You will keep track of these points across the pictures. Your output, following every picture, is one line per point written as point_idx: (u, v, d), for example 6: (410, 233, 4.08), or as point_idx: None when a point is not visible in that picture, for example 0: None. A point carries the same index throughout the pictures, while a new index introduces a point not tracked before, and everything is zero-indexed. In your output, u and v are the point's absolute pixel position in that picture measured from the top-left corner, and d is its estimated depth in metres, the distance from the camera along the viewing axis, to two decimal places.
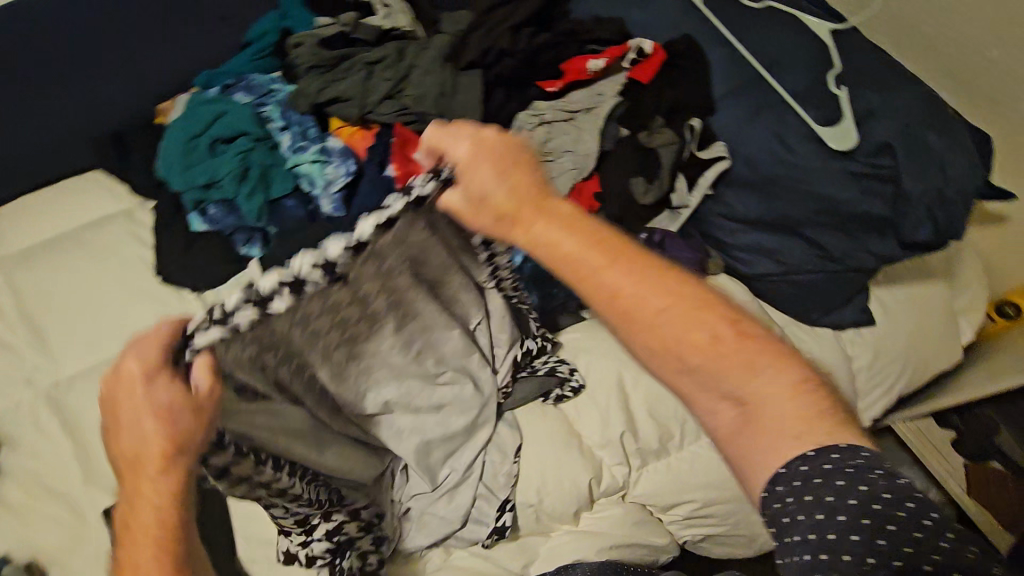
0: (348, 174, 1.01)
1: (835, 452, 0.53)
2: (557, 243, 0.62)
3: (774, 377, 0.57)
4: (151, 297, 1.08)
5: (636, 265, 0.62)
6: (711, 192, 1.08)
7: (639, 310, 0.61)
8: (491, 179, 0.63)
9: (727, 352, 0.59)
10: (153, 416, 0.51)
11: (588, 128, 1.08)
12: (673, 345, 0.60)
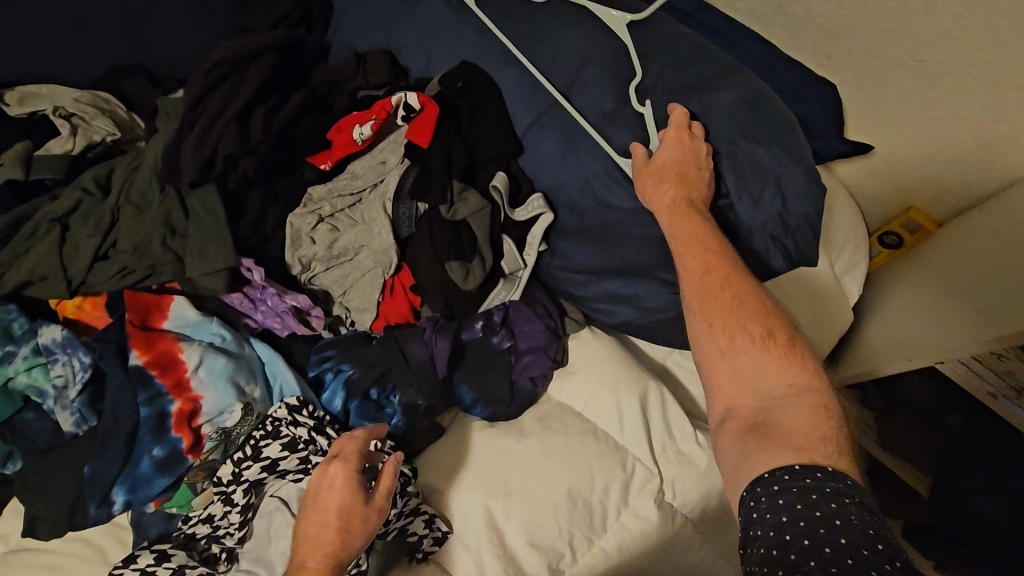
0: (84, 368, 0.78)
1: (804, 473, 0.55)
2: (673, 228, 0.73)
3: (780, 381, 0.64)
4: None
5: (707, 247, 0.72)
6: (545, 246, 0.92)
7: (720, 290, 0.70)
8: (661, 163, 0.76)
9: (781, 332, 0.67)
10: (350, 507, 0.69)
11: (375, 216, 0.88)
12: (733, 315, 0.68)
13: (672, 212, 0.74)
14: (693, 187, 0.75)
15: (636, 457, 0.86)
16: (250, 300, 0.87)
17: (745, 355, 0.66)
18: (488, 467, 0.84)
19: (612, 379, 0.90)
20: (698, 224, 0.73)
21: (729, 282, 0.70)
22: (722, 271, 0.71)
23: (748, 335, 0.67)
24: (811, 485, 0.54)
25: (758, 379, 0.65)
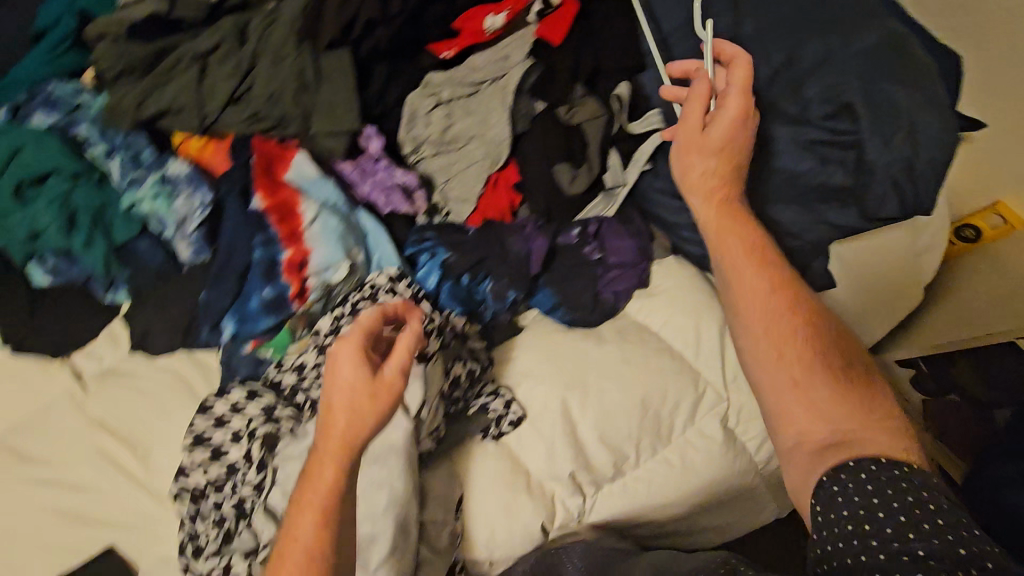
0: (204, 206, 0.82)
1: (868, 468, 0.62)
2: (719, 246, 0.78)
3: (828, 388, 0.69)
4: (10, 373, 0.93)
5: (762, 266, 0.76)
6: (648, 167, 0.94)
7: (772, 299, 0.74)
8: (705, 154, 0.77)
9: (834, 359, 0.71)
10: (371, 388, 0.70)
11: (495, 107, 0.89)
12: (789, 348, 0.71)
13: (730, 226, 0.78)
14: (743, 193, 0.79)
15: (708, 379, 0.89)
16: (361, 171, 0.89)
17: (796, 370, 0.71)
18: (565, 364, 0.88)
19: (693, 305, 0.93)
20: (754, 237, 0.77)
21: (773, 299, 0.74)
22: (785, 289, 0.74)
23: (792, 352, 0.71)
24: (897, 476, 0.61)
25: (807, 394, 0.70)
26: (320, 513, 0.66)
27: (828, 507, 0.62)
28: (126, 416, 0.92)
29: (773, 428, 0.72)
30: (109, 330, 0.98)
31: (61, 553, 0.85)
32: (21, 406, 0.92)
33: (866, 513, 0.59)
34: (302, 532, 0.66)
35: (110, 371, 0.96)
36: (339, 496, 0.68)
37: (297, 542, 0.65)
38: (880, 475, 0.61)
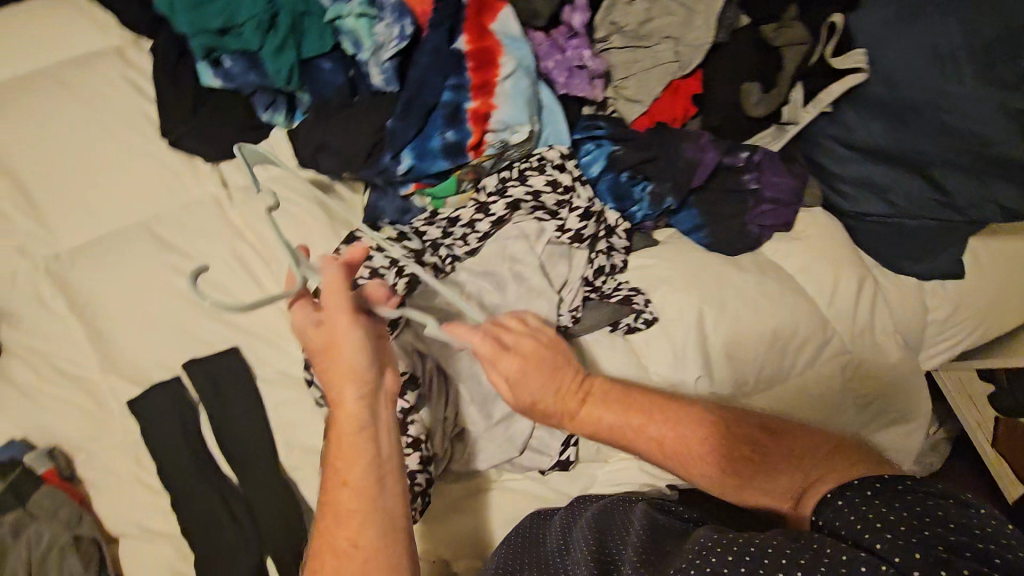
0: (401, 38, 0.82)
1: (864, 495, 0.55)
2: (619, 431, 0.75)
3: (702, 449, 0.71)
4: (163, 166, 0.95)
5: (634, 408, 0.75)
6: (828, 109, 0.92)
7: (602, 410, 0.76)
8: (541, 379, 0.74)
9: (728, 432, 0.72)
10: (321, 337, 0.63)
11: (700, 11, 0.88)
12: (689, 446, 0.72)
13: (564, 383, 0.76)
14: (519, 339, 0.74)
15: (835, 330, 0.91)
16: (551, 44, 0.89)
17: (696, 455, 0.71)
18: (704, 281, 0.89)
19: (835, 258, 0.93)
20: (596, 392, 0.77)
21: (671, 415, 0.74)
22: (640, 411, 0.75)
23: (688, 446, 0.72)
24: (857, 501, 0.55)
25: (701, 472, 0.71)
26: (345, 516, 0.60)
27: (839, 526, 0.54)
28: (264, 233, 0.94)
29: (746, 500, 0.69)
30: (256, 150, 0.98)
31: (190, 345, 0.88)
32: (168, 199, 0.94)
33: (874, 522, 0.51)
34: (328, 542, 0.59)
35: (254, 188, 0.96)
36: (364, 482, 0.61)
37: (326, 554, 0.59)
38: (859, 504, 0.54)
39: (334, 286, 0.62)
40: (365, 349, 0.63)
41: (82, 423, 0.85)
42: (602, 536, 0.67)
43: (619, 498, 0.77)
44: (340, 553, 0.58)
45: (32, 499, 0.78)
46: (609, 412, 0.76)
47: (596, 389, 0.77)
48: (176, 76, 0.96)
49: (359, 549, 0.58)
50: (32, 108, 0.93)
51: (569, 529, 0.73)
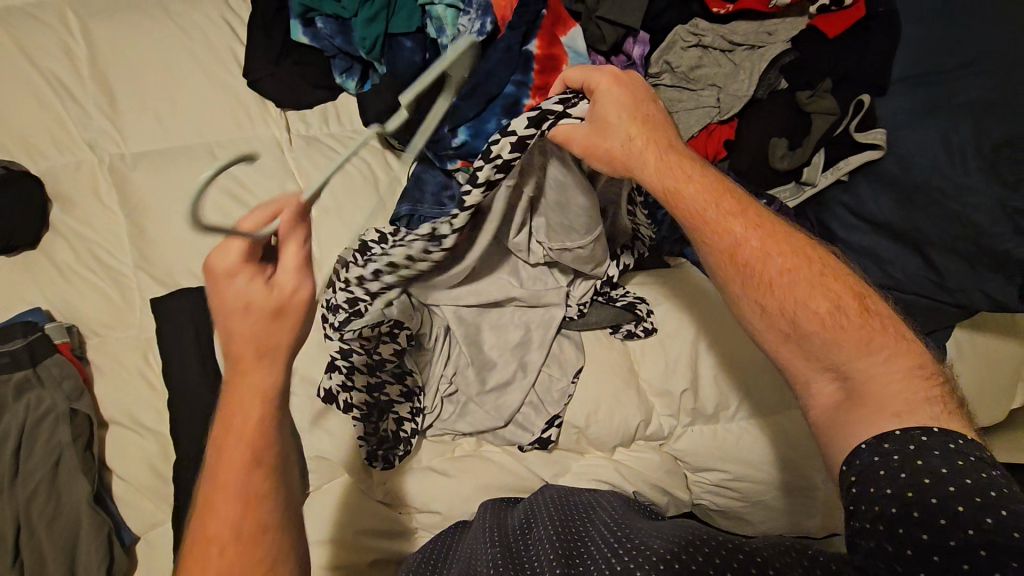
0: (480, 33, 0.92)
1: (918, 439, 0.50)
2: (679, 193, 0.67)
3: (868, 356, 0.57)
4: (236, 100, 1.03)
5: (793, 250, 0.62)
6: (845, 178, 1.00)
7: (731, 212, 0.65)
8: (613, 118, 0.70)
9: (851, 340, 0.57)
10: (256, 298, 0.51)
11: (745, 67, 0.98)
12: (757, 272, 0.62)
13: (685, 170, 0.68)
14: (659, 160, 0.68)
15: None
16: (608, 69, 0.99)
17: (840, 329, 0.58)
18: (706, 309, 0.95)
19: None
20: (708, 185, 0.67)
21: (815, 283, 0.60)
22: (830, 284, 0.60)
23: (835, 315, 0.58)
24: (882, 464, 0.50)
25: (844, 336, 0.58)
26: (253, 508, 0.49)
27: (860, 490, 0.50)
28: (313, 176, 1.00)
29: (790, 378, 0.62)
30: (323, 107, 1.06)
31: None
32: (235, 131, 1.02)
33: (879, 495, 0.49)
34: (212, 525, 0.47)
35: (314, 139, 1.04)
36: (262, 433, 0.50)
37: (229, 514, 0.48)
38: (880, 474, 0.50)
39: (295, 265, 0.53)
40: (302, 325, 0.54)
41: (104, 311, 0.89)
42: (563, 519, 0.71)
43: (585, 495, 0.79)
44: (246, 551, 0.47)
45: (42, 365, 0.81)
46: (745, 224, 0.64)
47: (712, 203, 0.66)
48: (270, 27, 1.06)
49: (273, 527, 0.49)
50: (137, 25, 1.03)
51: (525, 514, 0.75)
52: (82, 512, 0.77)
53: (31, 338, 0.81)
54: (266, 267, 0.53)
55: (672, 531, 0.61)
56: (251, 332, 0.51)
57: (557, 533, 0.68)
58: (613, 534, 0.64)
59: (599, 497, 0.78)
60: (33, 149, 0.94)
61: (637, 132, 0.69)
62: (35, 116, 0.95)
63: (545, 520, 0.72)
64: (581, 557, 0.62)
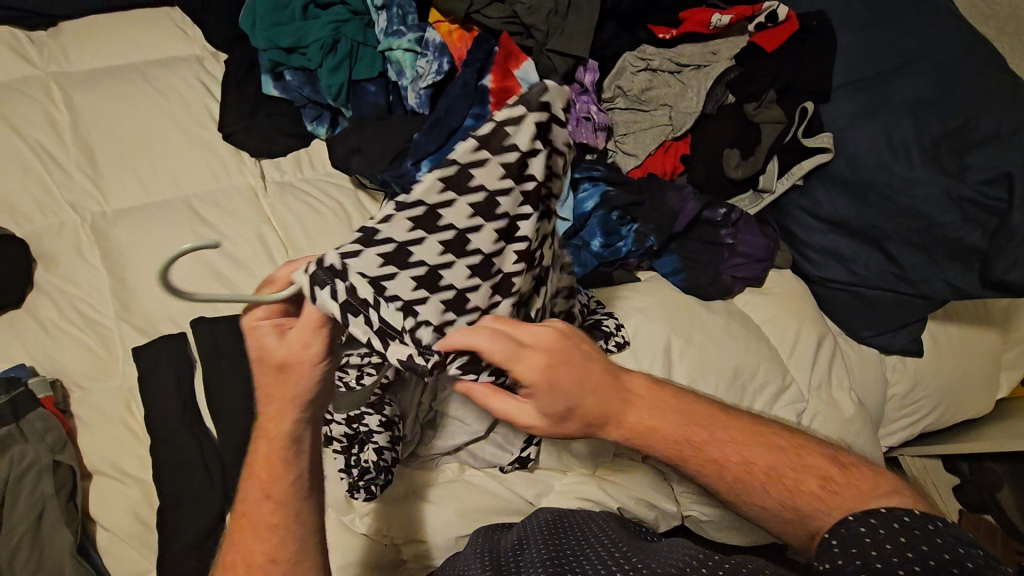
0: (439, 73, 0.99)
1: (902, 520, 0.53)
2: (661, 428, 0.62)
3: (822, 484, 0.60)
4: (213, 153, 1.08)
5: (742, 430, 0.64)
6: (800, 183, 1.03)
7: (694, 434, 0.63)
8: (547, 394, 0.55)
9: (838, 496, 0.59)
10: (280, 353, 0.54)
11: (694, 85, 1.03)
12: (749, 467, 0.62)
13: (641, 409, 0.62)
14: (622, 421, 0.61)
15: (795, 381, 0.98)
16: (564, 97, 1.03)
17: (797, 483, 0.61)
18: (679, 315, 0.97)
19: (801, 316, 1.01)
20: (654, 408, 0.62)
21: (789, 465, 0.62)
22: (789, 447, 0.63)
23: (784, 475, 0.62)
24: (866, 533, 0.53)
25: (801, 493, 0.60)
26: (262, 528, 0.56)
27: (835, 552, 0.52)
28: (289, 220, 1.04)
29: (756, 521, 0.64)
30: (295, 154, 1.11)
31: (202, 309, 0.96)
32: (212, 184, 1.06)
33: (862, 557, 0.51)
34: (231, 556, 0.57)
35: (288, 185, 1.08)
36: (268, 474, 0.57)
37: (252, 490, 0.58)
38: (864, 541, 0.52)
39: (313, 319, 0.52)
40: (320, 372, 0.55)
41: (87, 364, 0.91)
42: (558, 541, 0.70)
43: (579, 515, 0.79)
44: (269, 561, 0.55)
45: (25, 419, 0.82)
46: (700, 434, 0.63)
47: (680, 432, 0.63)
48: (242, 83, 1.12)
49: (285, 507, 0.57)
50: (115, 91, 1.09)
51: (512, 544, 0.74)
52: (65, 565, 0.77)
53: (14, 393, 0.82)
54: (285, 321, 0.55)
55: (669, 549, 0.62)
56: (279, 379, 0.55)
57: (550, 551, 0.67)
58: (605, 563, 0.62)
59: (592, 516, 0.78)
60: (19, 213, 0.98)
61: (587, 407, 0.58)
62: (20, 182, 1.00)
63: (539, 540, 0.71)
64: (571, 564, 0.64)
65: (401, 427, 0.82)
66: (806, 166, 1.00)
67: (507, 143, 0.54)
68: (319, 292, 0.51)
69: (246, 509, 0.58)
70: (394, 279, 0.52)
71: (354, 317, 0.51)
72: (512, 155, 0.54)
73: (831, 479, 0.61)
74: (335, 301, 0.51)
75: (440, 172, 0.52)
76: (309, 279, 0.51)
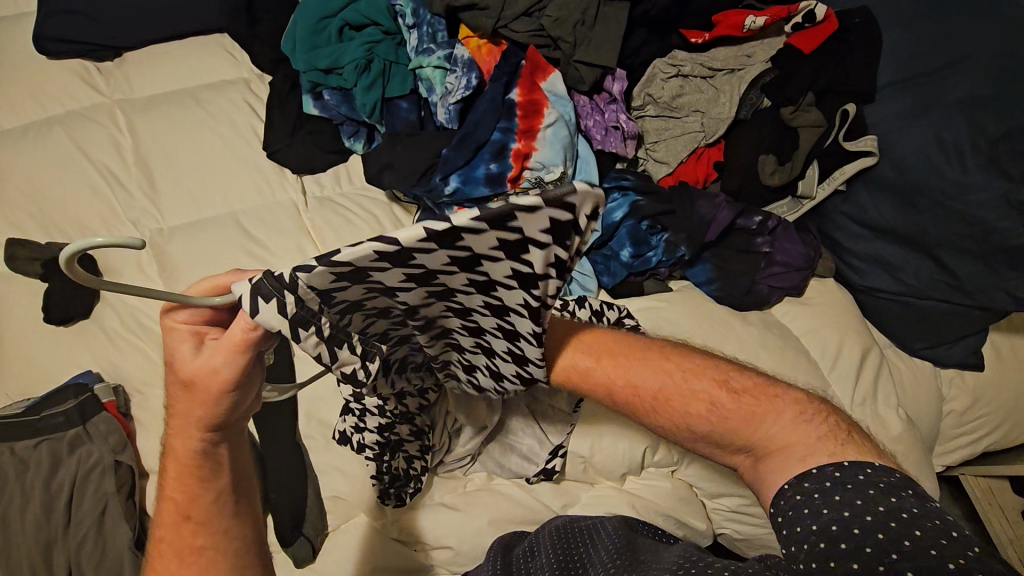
0: (467, 87, 1.01)
1: (834, 478, 0.52)
2: (583, 345, 0.66)
3: (774, 430, 0.59)
4: (258, 171, 1.14)
5: (690, 365, 0.65)
6: (843, 188, 0.99)
7: (656, 375, 0.65)
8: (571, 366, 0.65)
9: (761, 424, 0.60)
10: (190, 369, 0.54)
11: (727, 90, 1.01)
12: (668, 403, 0.63)
13: (606, 368, 0.65)
14: (600, 373, 0.65)
15: (838, 395, 0.93)
16: (593, 107, 1.03)
17: (740, 423, 0.60)
18: (712, 325, 0.95)
19: (844, 328, 0.97)
20: (620, 354, 0.66)
21: (707, 387, 0.63)
22: (728, 380, 0.64)
23: (730, 410, 0.61)
24: (808, 500, 0.52)
25: (747, 434, 0.60)
26: (181, 554, 0.57)
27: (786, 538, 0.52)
28: (327, 233, 1.08)
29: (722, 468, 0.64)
30: (335, 169, 1.16)
31: None
32: (259, 200, 1.12)
33: (801, 536, 0.50)
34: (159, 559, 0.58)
35: (328, 199, 1.13)
36: (184, 495, 0.59)
37: (168, 516, 0.60)
38: (806, 513, 0.51)
39: (223, 342, 0.52)
40: (232, 396, 0.55)
41: (144, 371, 0.98)
42: (573, 549, 0.72)
43: (589, 519, 0.79)
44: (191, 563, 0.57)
45: (91, 421, 0.90)
46: (655, 374, 0.65)
47: (632, 377, 0.65)
48: (285, 103, 1.17)
49: (207, 530, 0.58)
50: (172, 115, 1.17)
51: (534, 540, 0.77)
52: (124, 558, 0.83)
53: (82, 399, 0.90)
54: (206, 330, 0.56)
55: (673, 556, 0.64)
56: (189, 396, 0.56)
57: (561, 556, 0.71)
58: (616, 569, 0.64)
59: (602, 520, 0.78)
60: (91, 231, 1.07)
61: (574, 359, 0.65)
62: (90, 202, 1.09)
63: (553, 549, 0.73)
64: None
65: (436, 435, 0.85)
66: (848, 169, 0.97)
67: (567, 242, 0.46)
68: (261, 302, 0.47)
69: (164, 538, 0.59)
70: (351, 287, 0.48)
71: (305, 331, 0.48)
72: (553, 254, 0.47)
73: (764, 410, 0.61)
74: (283, 317, 0.47)
75: (469, 221, 0.42)
76: (254, 288, 0.47)
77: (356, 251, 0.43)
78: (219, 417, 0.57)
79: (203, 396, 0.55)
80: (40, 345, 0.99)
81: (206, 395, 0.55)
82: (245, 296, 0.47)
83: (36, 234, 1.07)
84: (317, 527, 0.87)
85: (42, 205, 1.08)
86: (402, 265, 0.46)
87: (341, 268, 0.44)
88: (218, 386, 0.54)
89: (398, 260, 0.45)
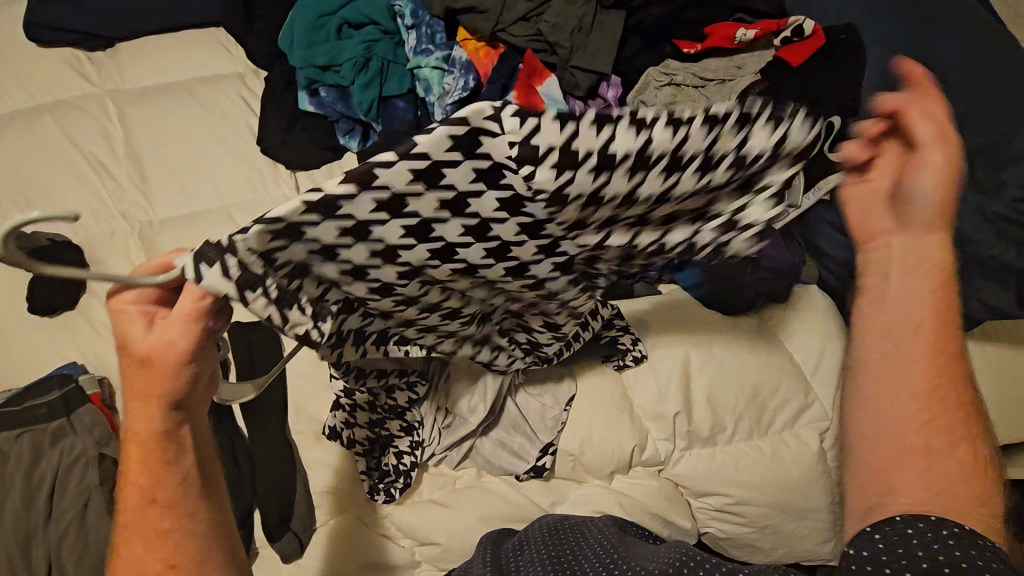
0: (465, 88, 1.03)
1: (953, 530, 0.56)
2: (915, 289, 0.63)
3: (944, 474, 0.60)
4: (251, 166, 1.13)
5: (938, 368, 0.63)
6: (827, 199, 1.01)
7: (944, 367, 0.62)
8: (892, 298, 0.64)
9: (937, 466, 0.60)
10: (142, 346, 0.52)
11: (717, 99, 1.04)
12: (902, 392, 0.63)
13: (893, 293, 0.63)
14: (887, 289, 0.64)
15: (819, 397, 0.96)
16: (586, 112, 1.05)
17: (918, 447, 0.61)
18: (698, 327, 0.97)
19: (826, 333, 0.99)
20: (945, 301, 0.63)
21: (926, 406, 0.62)
22: (945, 408, 0.62)
23: (926, 432, 0.61)
24: (918, 535, 0.56)
25: (915, 457, 0.61)
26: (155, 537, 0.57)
27: (876, 546, 0.57)
28: None
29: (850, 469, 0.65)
30: (328, 166, 1.16)
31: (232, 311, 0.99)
32: (249, 196, 1.11)
33: (882, 543, 0.57)
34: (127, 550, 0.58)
35: None
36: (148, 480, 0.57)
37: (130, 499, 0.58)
38: (909, 534, 0.56)
39: (177, 314, 0.50)
40: (189, 370, 0.53)
41: None
42: (563, 545, 0.73)
43: (579, 518, 0.80)
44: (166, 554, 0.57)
45: (76, 414, 0.89)
46: (921, 333, 0.62)
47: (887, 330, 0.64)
48: (280, 99, 1.17)
49: (171, 514, 0.57)
50: (163, 106, 1.16)
51: (524, 537, 0.78)
52: (104, 553, 0.81)
53: (66, 390, 0.89)
54: (157, 307, 0.53)
55: (666, 555, 0.65)
56: (142, 373, 0.53)
57: (551, 554, 0.71)
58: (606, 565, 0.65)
59: (593, 519, 0.79)
60: (76, 221, 1.06)
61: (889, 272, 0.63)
62: (77, 192, 1.08)
63: (544, 544, 0.74)
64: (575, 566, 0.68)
65: (423, 434, 0.86)
66: (832, 180, 0.99)
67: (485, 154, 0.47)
68: (205, 268, 0.47)
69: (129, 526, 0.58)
70: (291, 247, 0.48)
71: (253, 293, 0.48)
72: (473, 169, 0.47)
73: (950, 453, 0.60)
74: (228, 280, 0.47)
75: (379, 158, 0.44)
76: (197, 257, 0.47)
77: (286, 205, 0.45)
78: (180, 395, 0.54)
79: (159, 373, 0.52)
80: (22, 335, 0.98)
81: (162, 371, 0.52)
82: (188, 265, 0.47)
83: (19, 222, 1.05)
84: (304, 522, 0.86)
85: (25, 193, 1.07)
86: (331, 220, 0.46)
87: (275, 226, 0.45)
88: (172, 362, 0.52)
89: (325, 211, 0.45)
